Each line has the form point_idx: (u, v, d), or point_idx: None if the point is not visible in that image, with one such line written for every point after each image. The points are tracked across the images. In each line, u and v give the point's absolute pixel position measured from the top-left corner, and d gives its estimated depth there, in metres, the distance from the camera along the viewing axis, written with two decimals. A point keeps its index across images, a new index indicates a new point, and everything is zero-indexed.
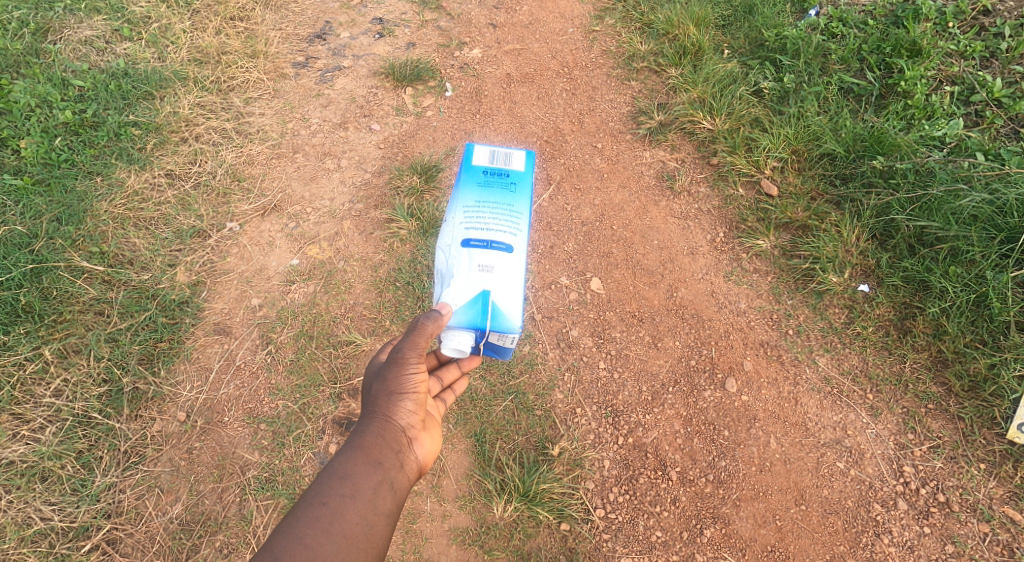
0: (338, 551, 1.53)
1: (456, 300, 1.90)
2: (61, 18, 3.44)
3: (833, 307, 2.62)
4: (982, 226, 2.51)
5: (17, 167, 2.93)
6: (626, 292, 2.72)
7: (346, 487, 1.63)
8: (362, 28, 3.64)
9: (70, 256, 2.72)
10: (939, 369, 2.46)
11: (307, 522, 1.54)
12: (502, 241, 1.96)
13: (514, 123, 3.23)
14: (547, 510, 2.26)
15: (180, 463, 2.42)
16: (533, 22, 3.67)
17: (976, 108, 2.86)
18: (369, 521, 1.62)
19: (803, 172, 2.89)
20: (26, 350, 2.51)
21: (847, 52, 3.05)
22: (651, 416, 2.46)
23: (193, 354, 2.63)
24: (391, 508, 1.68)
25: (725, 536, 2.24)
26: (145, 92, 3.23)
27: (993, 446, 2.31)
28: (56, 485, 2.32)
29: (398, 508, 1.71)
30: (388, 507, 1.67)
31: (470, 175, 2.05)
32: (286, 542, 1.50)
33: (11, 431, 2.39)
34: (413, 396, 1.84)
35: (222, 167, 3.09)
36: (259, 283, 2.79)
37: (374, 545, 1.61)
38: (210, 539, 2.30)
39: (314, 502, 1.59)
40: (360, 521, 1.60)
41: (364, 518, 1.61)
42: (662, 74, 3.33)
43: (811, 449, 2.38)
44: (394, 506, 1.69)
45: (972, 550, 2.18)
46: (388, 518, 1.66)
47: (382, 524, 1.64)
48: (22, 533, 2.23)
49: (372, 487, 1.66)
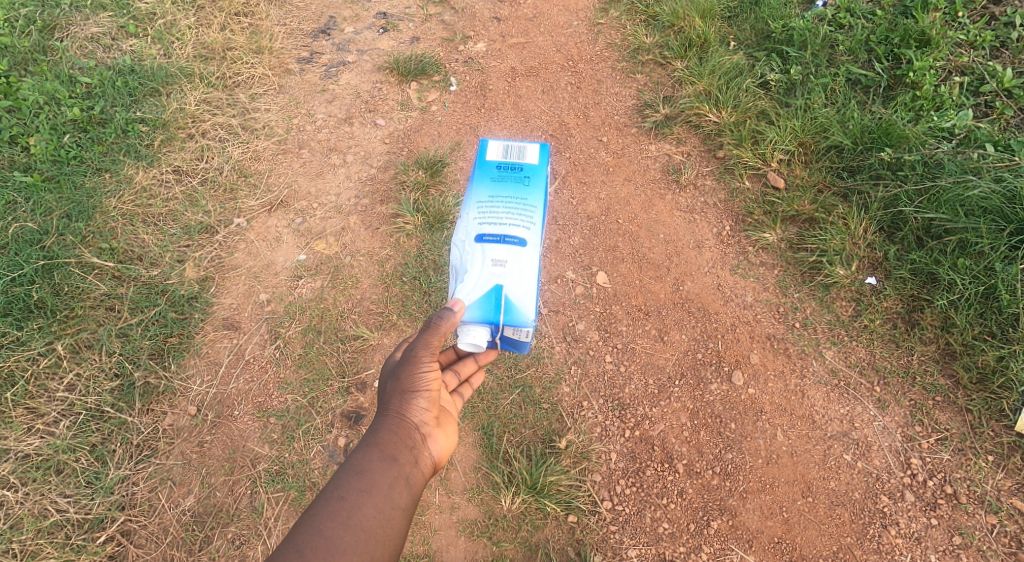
0: (357, 545, 1.57)
1: (469, 295, 1.93)
2: (68, 15, 3.45)
3: (840, 300, 2.61)
4: (991, 217, 2.51)
5: (27, 164, 2.96)
6: (631, 286, 2.73)
7: (363, 483, 1.66)
8: (366, 23, 3.63)
9: (81, 252, 2.75)
10: (948, 361, 2.45)
11: (326, 516, 1.59)
12: (516, 235, 1.97)
13: (519, 117, 3.22)
14: (554, 503, 2.28)
15: (191, 456, 2.46)
16: (537, 15, 3.64)
17: (986, 99, 2.84)
18: (386, 515, 1.65)
19: (810, 164, 2.88)
20: (38, 345, 2.54)
21: (854, 43, 3.03)
22: (658, 409, 2.47)
23: (202, 349, 2.66)
24: (408, 503, 1.71)
25: (732, 528, 2.25)
26: (152, 89, 3.24)
27: (1001, 438, 2.31)
28: (71, 478, 2.36)
29: (414, 502, 1.73)
30: (404, 501, 1.70)
31: (484, 170, 2.07)
32: (307, 536, 1.55)
33: (25, 424, 2.42)
34: (426, 394, 1.86)
35: (229, 163, 3.10)
36: (266, 279, 2.81)
37: (391, 538, 1.64)
38: (221, 531, 2.34)
39: (332, 497, 1.62)
40: (378, 515, 1.63)
41: (381, 512, 1.64)
42: (667, 67, 3.30)
43: (818, 442, 2.38)
44: (410, 501, 1.72)
45: (980, 541, 2.18)
46: (404, 512, 1.69)
47: (399, 518, 1.67)
48: (38, 524, 2.28)
49: (387, 482, 1.69)
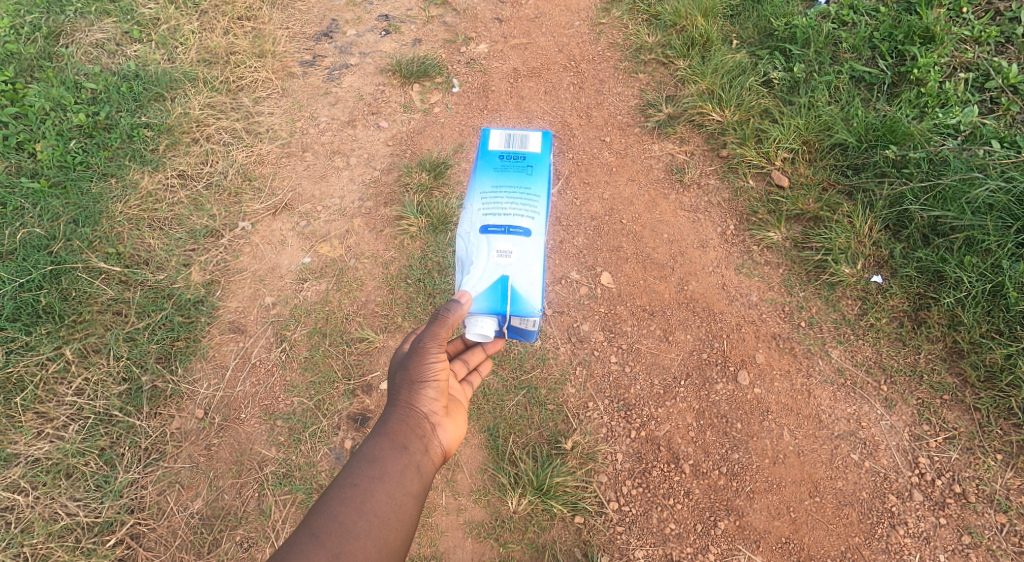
0: (371, 530, 1.59)
1: (476, 287, 1.93)
2: (72, 22, 3.47)
3: (846, 299, 2.60)
4: (998, 214, 2.50)
5: (34, 171, 2.99)
6: (636, 286, 2.72)
7: (375, 470, 1.68)
8: (368, 25, 3.62)
9: (88, 256, 2.77)
10: (955, 359, 2.44)
11: (340, 502, 1.61)
12: (521, 225, 1.97)
13: (521, 118, 3.22)
14: (561, 504, 2.28)
15: (198, 459, 2.47)
16: (539, 15, 3.61)
17: (992, 94, 2.82)
18: (398, 501, 1.66)
19: (814, 162, 2.85)
20: (48, 350, 2.56)
21: (858, 40, 3.01)
22: (664, 410, 2.46)
23: (208, 353, 2.67)
24: (419, 490, 1.72)
25: (739, 528, 2.25)
26: (157, 94, 3.25)
27: (1010, 437, 2.29)
28: (80, 482, 2.38)
29: (426, 488, 1.75)
30: (415, 488, 1.72)
31: (487, 160, 2.07)
32: (322, 520, 1.57)
33: (36, 429, 2.45)
34: (435, 384, 1.85)
35: (233, 167, 3.11)
36: (272, 282, 2.82)
37: (405, 524, 1.66)
38: (229, 533, 2.35)
39: (345, 484, 1.64)
40: (390, 501, 1.65)
41: (393, 498, 1.66)
42: (670, 66, 3.27)
43: (825, 441, 2.37)
44: (422, 487, 1.73)
45: (989, 541, 2.17)
46: (415, 498, 1.71)
47: (411, 504, 1.69)
48: (49, 528, 2.30)
49: (399, 469, 1.71)
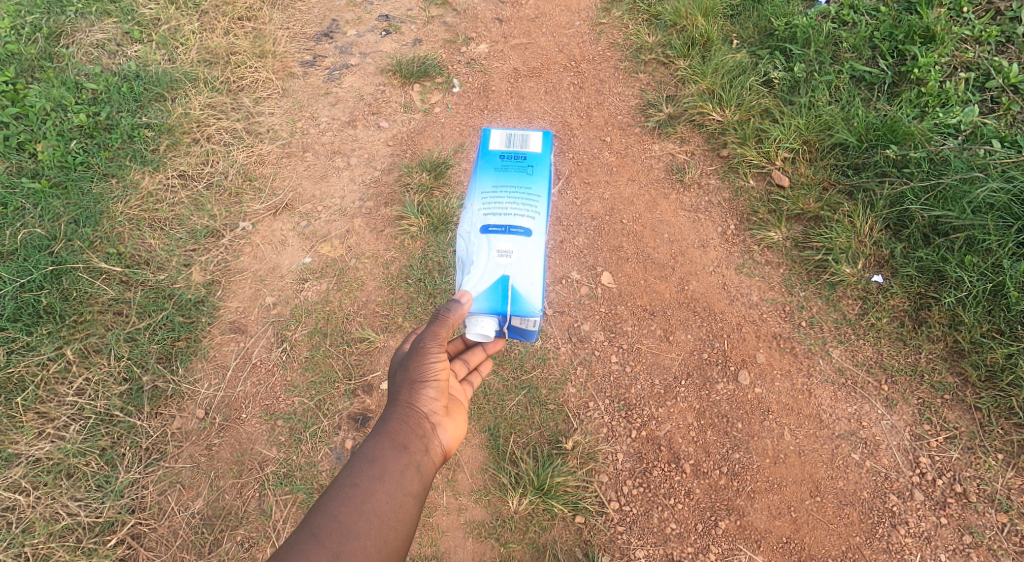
0: (370, 529, 1.59)
1: (476, 286, 1.93)
2: (72, 22, 3.48)
3: (846, 299, 2.60)
4: (999, 214, 2.50)
5: (35, 171, 2.99)
6: (636, 286, 2.72)
7: (375, 469, 1.68)
8: (368, 26, 3.62)
9: (89, 257, 2.78)
10: (956, 359, 2.44)
11: (340, 501, 1.61)
12: (522, 225, 1.97)
13: (522, 117, 3.23)
14: (561, 504, 2.28)
15: (199, 459, 2.47)
16: (539, 16, 3.61)
17: (993, 94, 2.82)
18: (398, 501, 1.66)
19: (815, 162, 2.85)
20: (49, 350, 2.57)
21: (859, 40, 3.01)
22: (664, 410, 2.46)
23: (209, 353, 2.67)
24: (419, 490, 1.72)
25: (740, 528, 2.25)
26: (157, 94, 3.26)
27: (1011, 436, 2.29)
28: (81, 482, 2.39)
29: (426, 488, 1.75)
30: (415, 487, 1.72)
31: (487, 160, 2.07)
32: (322, 520, 1.57)
33: (37, 429, 2.45)
34: (435, 384, 1.85)
35: (234, 167, 3.11)
36: (272, 282, 2.82)
37: (405, 523, 1.66)
38: (230, 533, 2.36)
39: (345, 484, 1.65)
40: (390, 500, 1.65)
41: (393, 498, 1.66)
42: (670, 66, 3.27)
43: (826, 441, 2.37)
44: (422, 487, 1.73)
45: (990, 541, 2.17)
46: (415, 498, 1.71)
47: (411, 504, 1.69)
48: (50, 528, 2.30)
49: (399, 469, 1.71)
